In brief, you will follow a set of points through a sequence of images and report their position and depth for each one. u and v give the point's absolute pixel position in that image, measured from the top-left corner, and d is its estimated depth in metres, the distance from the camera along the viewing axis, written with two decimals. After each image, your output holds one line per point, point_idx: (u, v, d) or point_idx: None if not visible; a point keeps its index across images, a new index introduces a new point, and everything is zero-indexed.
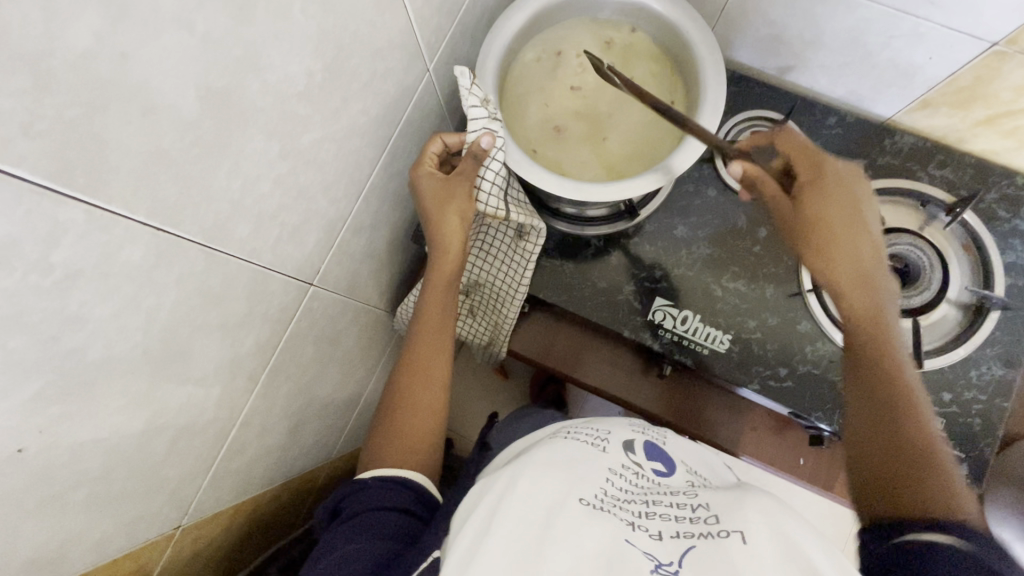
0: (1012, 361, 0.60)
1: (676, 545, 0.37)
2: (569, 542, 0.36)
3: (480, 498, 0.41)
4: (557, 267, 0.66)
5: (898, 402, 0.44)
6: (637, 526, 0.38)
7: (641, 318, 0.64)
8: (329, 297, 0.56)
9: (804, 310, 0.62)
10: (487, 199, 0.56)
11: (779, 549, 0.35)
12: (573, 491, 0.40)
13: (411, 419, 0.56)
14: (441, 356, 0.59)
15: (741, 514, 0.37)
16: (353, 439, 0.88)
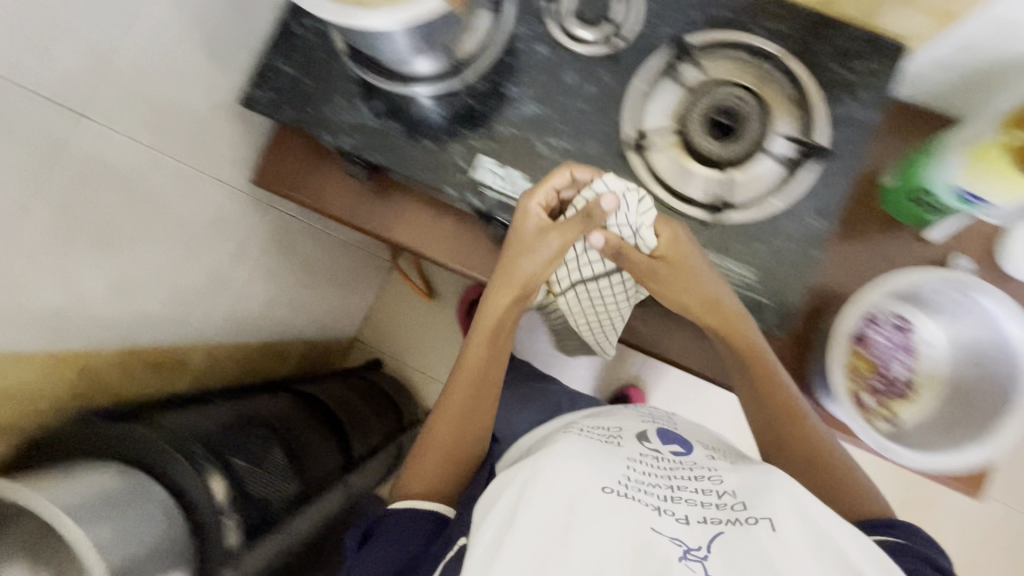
0: (825, 211, 0.61)
1: (702, 530, 0.46)
2: (613, 522, 0.45)
3: (499, 498, 0.49)
4: (386, 129, 0.65)
5: (786, 403, 0.61)
6: (663, 510, 0.47)
7: (465, 175, 0.64)
8: (123, 138, 0.57)
9: (626, 168, 0.63)
10: (560, 276, 0.68)
11: (804, 527, 0.45)
12: (598, 479, 0.49)
13: (426, 464, 0.64)
14: (489, 396, 0.67)
15: (767, 501, 0.47)
16: (227, 325, 0.90)
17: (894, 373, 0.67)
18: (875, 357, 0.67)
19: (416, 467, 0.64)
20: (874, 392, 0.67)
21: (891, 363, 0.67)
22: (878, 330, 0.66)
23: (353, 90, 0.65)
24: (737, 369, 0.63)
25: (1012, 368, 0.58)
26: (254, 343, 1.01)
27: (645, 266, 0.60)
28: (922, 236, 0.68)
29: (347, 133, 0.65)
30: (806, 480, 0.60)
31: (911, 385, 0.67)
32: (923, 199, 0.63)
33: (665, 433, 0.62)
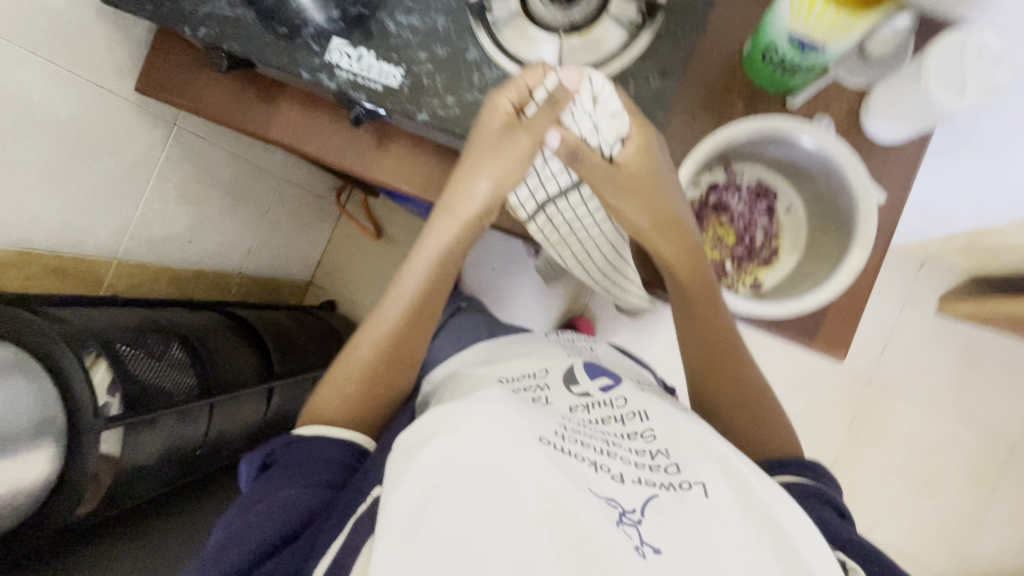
0: (667, 70, 0.61)
1: (638, 492, 0.45)
2: (544, 468, 0.43)
3: (426, 444, 0.46)
4: (240, 17, 0.66)
5: (724, 339, 0.64)
6: (598, 468, 0.46)
7: (317, 59, 0.65)
8: None
9: (472, 40, 0.63)
10: (523, 198, 0.63)
11: (735, 496, 0.46)
12: (536, 430, 0.47)
13: (339, 380, 0.61)
14: (425, 329, 0.64)
15: (698, 468, 0.47)
16: (145, 245, 0.94)
17: (757, 239, 0.69)
18: (737, 224, 0.69)
19: (338, 374, 0.62)
20: (738, 259, 0.69)
21: (752, 229, 0.69)
22: (737, 196, 0.68)
23: None
24: (681, 304, 0.65)
25: (850, 208, 0.60)
26: (182, 270, 1.05)
27: (629, 181, 0.58)
28: (786, 104, 0.67)
29: (203, 23, 0.66)
30: (727, 415, 0.66)
31: (773, 251, 0.69)
32: (771, 56, 0.62)
33: (590, 368, 0.64)
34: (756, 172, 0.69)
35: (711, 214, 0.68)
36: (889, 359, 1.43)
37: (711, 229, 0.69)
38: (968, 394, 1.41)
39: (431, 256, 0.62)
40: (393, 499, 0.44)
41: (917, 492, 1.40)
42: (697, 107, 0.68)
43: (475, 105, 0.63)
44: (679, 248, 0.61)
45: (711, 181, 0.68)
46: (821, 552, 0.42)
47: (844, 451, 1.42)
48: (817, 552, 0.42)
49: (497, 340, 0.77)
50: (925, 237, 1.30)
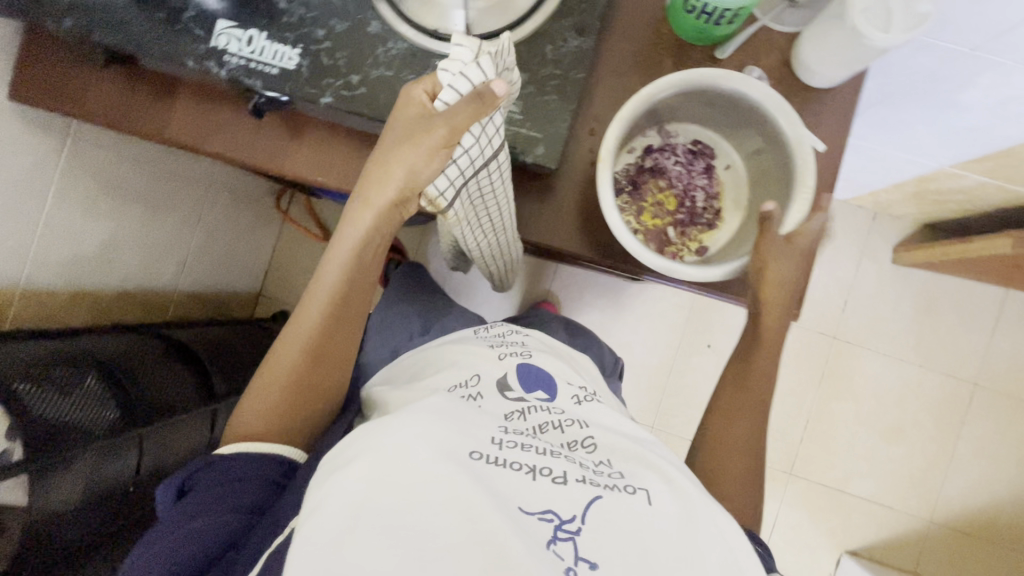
0: (585, 29, 0.57)
1: (580, 493, 0.43)
2: (471, 487, 0.41)
3: (348, 471, 0.42)
4: (110, 4, 0.59)
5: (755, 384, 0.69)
6: (539, 472, 0.44)
7: (203, 46, 0.58)
8: None
9: (373, 9, 0.58)
10: (443, 188, 0.54)
11: (670, 493, 0.46)
12: (468, 444, 0.44)
13: (269, 379, 0.61)
14: (350, 323, 0.64)
15: (639, 476, 0.47)
16: (56, 271, 0.86)
17: (697, 202, 0.69)
18: (676, 187, 0.68)
19: (268, 369, 0.61)
20: (679, 225, 0.68)
21: (692, 191, 0.69)
22: (674, 158, 0.68)
23: None
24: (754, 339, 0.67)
25: (787, 167, 0.58)
26: (103, 294, 0.97)
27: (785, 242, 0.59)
28: (714, 55, 0.64)
29: (67, 13, 0.59)
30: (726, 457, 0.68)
31: (714, 212, 0.69)
32: (692, 3, 0.58)
33: (524, 370, 0.62)
34: (693, 131, 0.68)
35: (648, 179, 0.68)
36: (851, 313, 1.44)
37: (650, 195, 0.68)
38: (929, 339, 1.43)
39: (350, 247, 0.59)
40: (309, 532, 0.40)
41: (887, 440, 1.43)
42: (623, 68, 0.64)
43: (383, 80, 0.58)
44: (790, 260, 0.60)
45: (648, 144, 0.68)
46: (740, 550, 0.45)
47: (814, 408, 1.43)
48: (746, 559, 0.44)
49: (423, 345, 0.74)
50: (874, 188, 1.31)
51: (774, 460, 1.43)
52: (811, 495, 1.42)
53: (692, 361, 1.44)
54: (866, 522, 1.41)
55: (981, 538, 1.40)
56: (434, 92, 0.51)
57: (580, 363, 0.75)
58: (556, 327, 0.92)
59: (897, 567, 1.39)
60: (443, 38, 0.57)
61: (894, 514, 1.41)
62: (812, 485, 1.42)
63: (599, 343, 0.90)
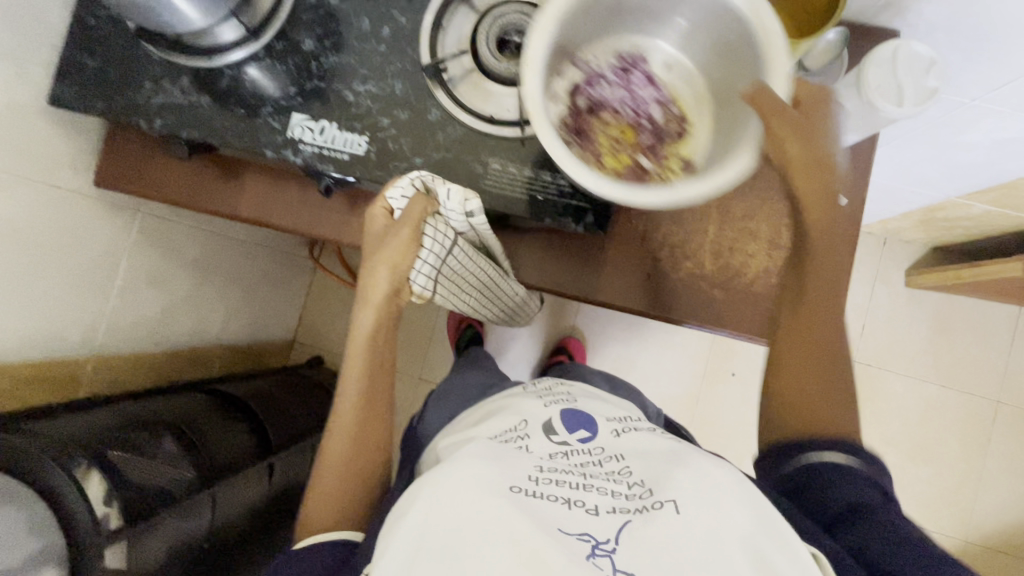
0: None
1: (614, 520, 0.47)
2: (516, 517, 0.45)
3: (409, 508, 0.48)
4: (196, 104, 0.66)
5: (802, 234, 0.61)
6: (573, 503, 0.48)
7: (280, 137, 0.65)
8: None
9: (431, 99, 0.64)
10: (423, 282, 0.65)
11: (702, 501, 0.48)
12: (507, 479, 0.49)
13: (323, 477, 0.68)
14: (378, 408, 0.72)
15: (667, 487, 0.49)
16: (121, 337, 0.91)
17: (655, 116, 0.60)
18: (627, 114, 0.60)
19: (320, 469, 0.69)
20: (649, 150, 0.59)
21: (643, 109, 0.61)
22: (608, 84, 0.60)
23: (158, 70, 0.66)
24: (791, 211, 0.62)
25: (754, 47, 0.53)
26: (160, 354, 1.02)
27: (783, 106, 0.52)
28: None
29: (158, 114, 0.66)
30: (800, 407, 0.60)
31: (679, 119, 0.61)
32: None
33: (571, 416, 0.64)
34: (609, 47, 0.62)
35: (592, 118, 0.60)
36: (869, 336, 1.48)
37: (604, 133, 0.60)
38: (947, 358, 1.46)
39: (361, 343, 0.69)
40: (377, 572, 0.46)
41: (914, 461, 1.44)
42: None
43: (443, 162, 0.64)
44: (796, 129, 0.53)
45: (571, 83, 0.60)
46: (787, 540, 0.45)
47: None
48: (785, 545, 0.45)
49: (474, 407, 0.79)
50: (883, 216, 1.36)
51: None
52: None
53: (717, 390, 1.47)
54: None
55: (1017, 558, 1.40)
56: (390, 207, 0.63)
57: (626, 405, 0.79)
58: (599, 382, 0.97)
59: None
60: (497, 123, 0.63)
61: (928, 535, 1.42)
62: None
63: (641, 400, 0.95)
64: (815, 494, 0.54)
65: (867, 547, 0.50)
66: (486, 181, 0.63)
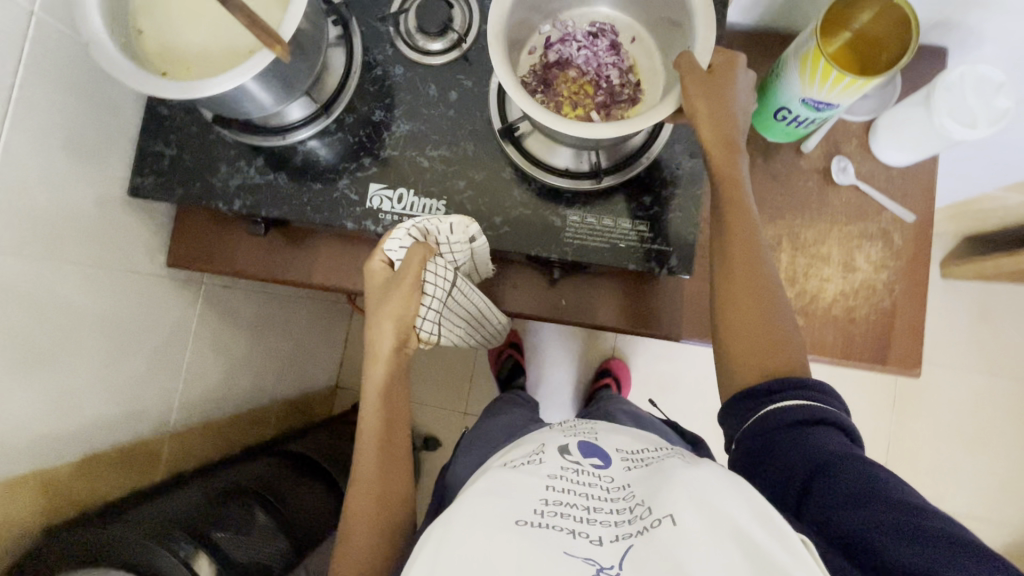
0: (696, 150, 0.64)
1: (616, 548, 0.41)
2: (524, 560, 0.39)
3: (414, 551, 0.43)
4: (273, 182, 0.67)
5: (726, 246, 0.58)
6: (577, 534, 0.42)
7: (359, 208, 0.66)
8: (45, 264, 0.60)
9: (504, 157, 0.66)
10: (429, 327, 0.66)
11: (709, 513, 0.40)
12: (512, 511, 0.43)
13: (352, 536, 0.63)
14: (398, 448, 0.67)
15: (666, 498, 0.42)
16: (194, 408, 0.92)
17: (614, 80, 0.61)
18: (589, 71, 0.61)
19: (347, 529, 0.63)
20: (602, 107, 0.60)
21: (605, 71, 0.61)
22: (577, 44, 0.61)
23: (233, 153, 0.68)
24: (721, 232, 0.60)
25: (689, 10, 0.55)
26: (226, 419, 1.02)
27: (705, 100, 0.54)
28: (799, 149, 0.72)
29: (238, 195, 0.67)
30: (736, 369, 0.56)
31: (635, 86, 0.62)
32: (783, 114, 0.66)
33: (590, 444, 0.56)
34: (587, 17, 0.64)
35: (557, 71, 0.61)
36: None
37: (565, 87, 0.61)
38: (991, 345, 1.46)
39: (376, 391, 0.66)
40: None
41: (970, 451, 1.44)
42: None
43: (523, 219, 0.65)
44: (710, 101, 0.54)
45: (545, 40, 0.63)
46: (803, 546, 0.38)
47: (892, 429, 1.45)
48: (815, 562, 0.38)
49: None
50: None
51: None
52: None
53: None
54: None
55: None
56: (388, 259, 0.64)
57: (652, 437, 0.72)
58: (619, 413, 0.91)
59: None
60: (574, 177, 0.64)
61: (993, 526, 1.41)
62: None
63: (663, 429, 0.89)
64: (779, 454, 0.49)
65: (828, 513, 0.44)
66: (566, 234, 0.65)
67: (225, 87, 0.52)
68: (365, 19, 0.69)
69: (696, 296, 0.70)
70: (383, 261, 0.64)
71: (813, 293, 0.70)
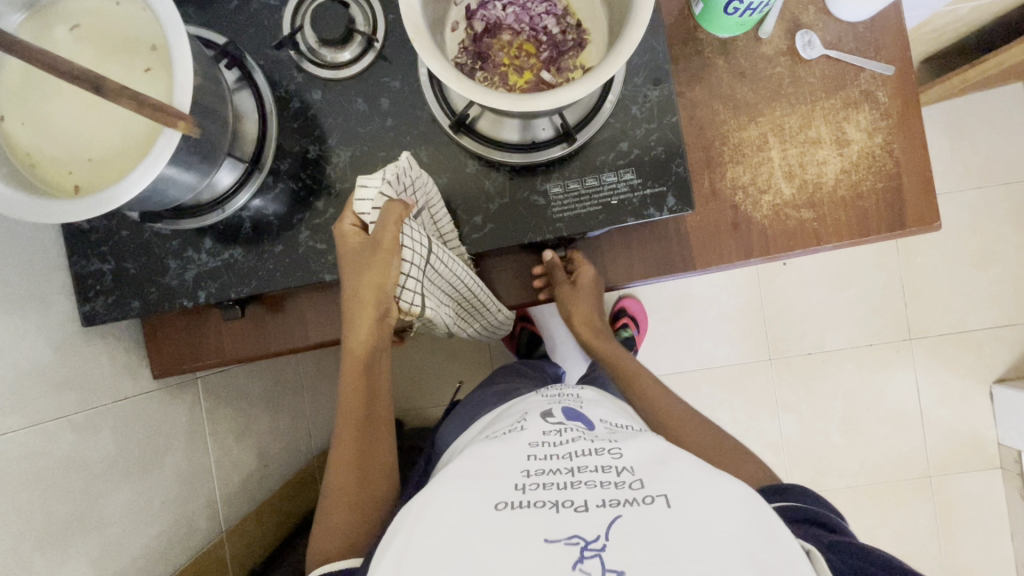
0: (657, 76, 0.59)
1: (603, 514, 0.43)
2: (503, 538, 0.42)
3: (396, 534, 0.45)
4: (230, 260, 0.61)
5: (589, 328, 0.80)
6: (562, 503, 0.45)
7: (331, 255, 0.61)
8: (32, 433, 0.55)
9: (461, 151, 0.60)
10: (412, 297, 0.58)
11: (702, 496, 0.44)
12: (493, 494, 0.46)
13: (336, 501, 0.60)
14: (381, 430, 0.65)
15: (659, 480, 0.46)
16: (239, 499, 0.89)
17: (552, 30, 0.55)
18: (523, 29, 0.55)
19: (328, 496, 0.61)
20: (550, 64, 0.55)
21: (540, 23, 0.55)
22: (500, 4, 0.55)
23: (176, 243, 0.61)
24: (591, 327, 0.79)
25: None
26: (275, 494, 0.98)
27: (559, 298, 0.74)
28: (757, 36, 0.66)
29: (199, 286, 0.61)
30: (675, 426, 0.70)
31: (577, 28, 0.55)
32: (734, 7, 0.60)
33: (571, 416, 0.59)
34: None
35: (490, 41, 0.55)
36: None
37: (504, 55, 0.55)
38: (974, 159, 1.45)
39: (360, 363, 0.62)
40: None
41: (980, 267, 1.46)
42: (683, 85, 0.67)
43: (505, 208, 0.60)
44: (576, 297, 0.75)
45: (464, 9, 0.56)
46: (782, 538, 0.43)
47: (903, 270, 1.46)
48: (776, 548, 0.42)
49: (482, 419, 0.72)
50: None
51: (890, 334, 1.46)
52: (937, 348, 1.46)
53: (779, 283, 1.46)
54: (996, 347, 1.45)
55: None
56: (362, 222, 0.56)
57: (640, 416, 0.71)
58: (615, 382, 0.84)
59: None
60: (540, 149, 0.58)
61: (1018, 328, 1.45)
62: (934, 339, 1.46)
63: None
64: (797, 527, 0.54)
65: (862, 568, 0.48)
66: (554, 210, 0.60)
67: (82, 216, 0.45)
68: (260, 50, 0.61)
69: (701, 225, 0.67)
70: (355, 223, 0.56)
71: (815, 181, 0.67)
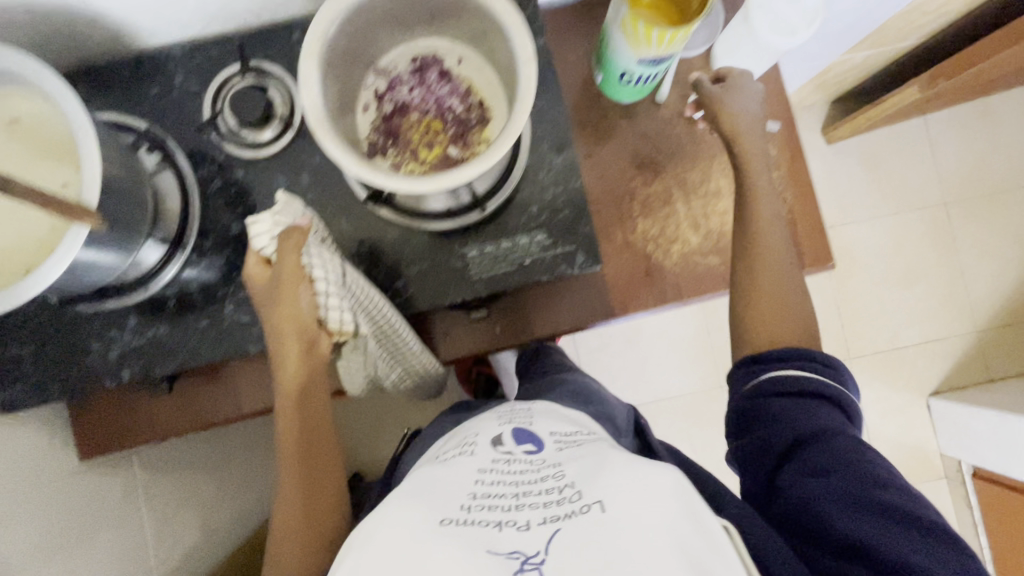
0: (560, 144, 0.64)
1: (543, 531, 0.38)
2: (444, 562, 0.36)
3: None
4: (155, 336, 0.62)
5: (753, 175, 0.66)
6: (504, 523, 0.39)
7: (256, 326, 0.62)
8: None
9: (381, 220, 0.63)
10: (340, 315, 0.55)
11: (652, 506, 0.39)
12: (434, 513, 0.40)
13: (286, 544, 0.56)
14: (325, 462, 0.60)
15: (603, 486, 0.40)
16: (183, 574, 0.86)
17: (457, 108, 0.59)
18: (430, 109, 0.59)
19: (280, 538, 0.56)
20: (457, 138, 0.58)
21: (445, 102, 0.59)
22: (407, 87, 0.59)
23: (99, 323, 0.62)
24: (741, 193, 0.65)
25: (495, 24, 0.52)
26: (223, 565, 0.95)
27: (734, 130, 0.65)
28: (654, 100, 0.72)
29: (123, 365, 0.62)
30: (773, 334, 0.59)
31: (480, 106, 0.59)
32: (626, 79, 0.66)
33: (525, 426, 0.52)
34: (404, 51, 0.60)
35: (399, 121, 0.59)
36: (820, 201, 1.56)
37: (413, 132, 0.58)
38: (888, 186, 1.56)
39: (291, 397, 0.58)
40: None
41: (906, 286, 1.55)
42: (590, 147, 0.72)
43: (426, 271, 0.63)
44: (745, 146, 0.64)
45: (373, 92, 0.60)
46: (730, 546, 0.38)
47: (837, 293, 1.55)
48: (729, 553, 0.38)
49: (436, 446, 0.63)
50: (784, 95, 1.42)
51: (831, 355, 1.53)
52: (876, 365, 1.53)
53: None
54: (929, 360, 1.54)
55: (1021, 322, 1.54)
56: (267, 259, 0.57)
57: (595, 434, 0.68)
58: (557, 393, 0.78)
59: (973, 383, 1.52)
60: (454, 216, 0.62)
61: (947, 341, 1.54)
62: (872, 357, 1.53)
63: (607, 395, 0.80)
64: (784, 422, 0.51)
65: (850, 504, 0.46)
66: (472, 272, 0.63)
67: None
68: (181, 134, 0.63)
69: (618, 275, 0.71)
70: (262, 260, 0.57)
71: (718, 229, 0.72)
